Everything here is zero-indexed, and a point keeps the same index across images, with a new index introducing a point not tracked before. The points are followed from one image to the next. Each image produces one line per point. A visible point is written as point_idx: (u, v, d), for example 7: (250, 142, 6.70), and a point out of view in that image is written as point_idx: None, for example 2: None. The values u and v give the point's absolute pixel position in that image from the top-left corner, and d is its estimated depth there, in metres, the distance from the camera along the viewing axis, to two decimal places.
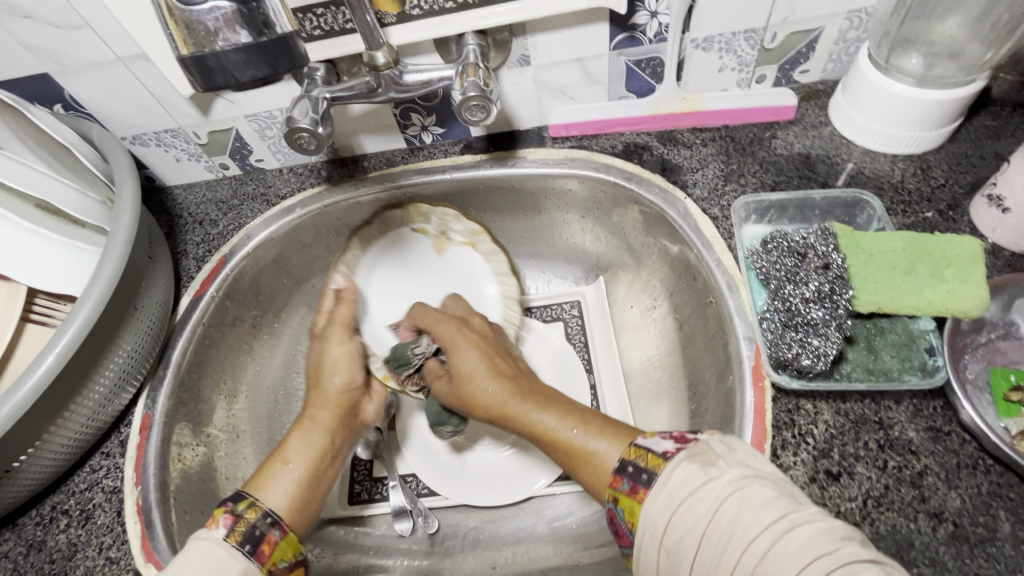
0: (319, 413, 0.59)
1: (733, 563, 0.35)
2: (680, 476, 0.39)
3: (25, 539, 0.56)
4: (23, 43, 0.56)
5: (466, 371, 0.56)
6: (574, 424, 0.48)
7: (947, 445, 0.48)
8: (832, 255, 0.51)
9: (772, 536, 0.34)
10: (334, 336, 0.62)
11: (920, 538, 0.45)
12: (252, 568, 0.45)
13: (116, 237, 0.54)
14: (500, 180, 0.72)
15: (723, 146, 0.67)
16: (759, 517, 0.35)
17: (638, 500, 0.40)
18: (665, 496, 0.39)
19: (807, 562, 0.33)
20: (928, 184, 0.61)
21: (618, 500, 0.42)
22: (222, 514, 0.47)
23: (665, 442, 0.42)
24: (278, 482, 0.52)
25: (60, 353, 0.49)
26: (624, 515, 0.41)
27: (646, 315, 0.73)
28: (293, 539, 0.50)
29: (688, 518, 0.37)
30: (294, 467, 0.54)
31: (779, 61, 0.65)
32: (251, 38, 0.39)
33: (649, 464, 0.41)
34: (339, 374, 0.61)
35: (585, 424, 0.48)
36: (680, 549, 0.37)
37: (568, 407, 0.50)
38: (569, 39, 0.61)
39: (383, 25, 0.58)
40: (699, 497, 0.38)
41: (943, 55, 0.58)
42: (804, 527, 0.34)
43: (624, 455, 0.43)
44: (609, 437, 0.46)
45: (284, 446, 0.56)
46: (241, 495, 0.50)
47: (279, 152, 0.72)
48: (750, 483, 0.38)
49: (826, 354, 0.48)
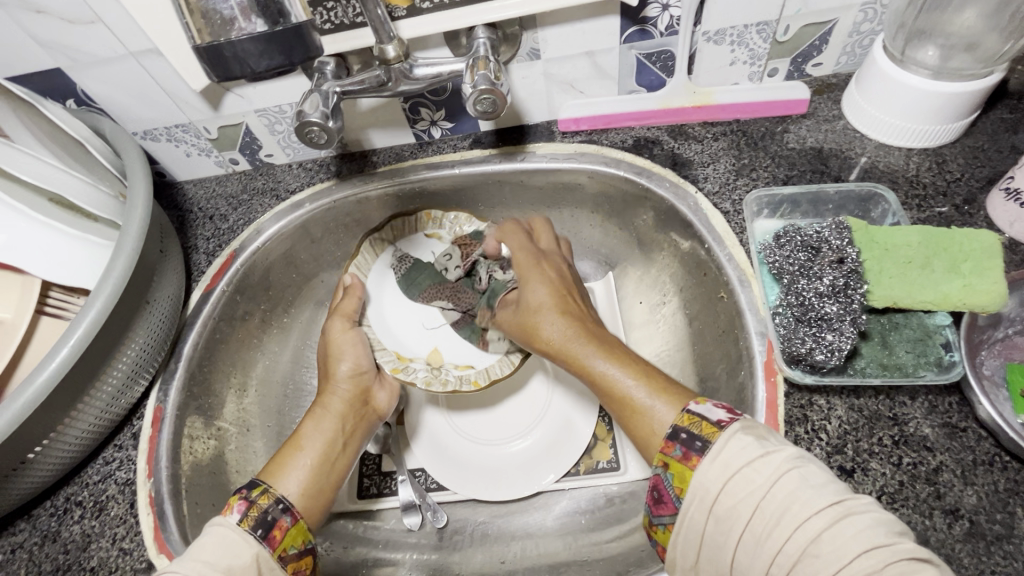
0: (331, 400, 0.60)
1: (782, 541, 0.35)
2: (735, 446, 0.39)
3: (39, 530, 0.57)
4: (36, 38, 0.56)
5: (533, 302, 0.57)
6: (633, 381, 0.47)
7: (962, 442, 0.47)
8: (847, 249, 0.50)
9: (828, 518, 0.34)
10: (335, 325, 0.66)
11: (936, 535, 0.44)
12: (264, 553, 0.46)
13: (129, 230, 0.54)
14: (509, 175, 0.71)
15: (735, 140, 0.67)
16: (814, 498, 0.35)
17: (690, 466, 0.40)
18: (719, 465, 0.39)
19: (864, 548, 0.33)
20: (943, 178, 0.60)
21: (668, 466, 0.42)
22: (237, 500, 0.48)
23: (718, 411, 0.42)
24: (291, 468, 0.54)
25: (73, 345, 0.49)
26: (673, 481, 0.41)
27: (655, 311, 0.73)
28: (304, 526, 0.51)
29: (742, 489, 0.37)
30: (307, 454, 0.55)
31: (791, 54, 0.64)
32: (266, 27, 0.38)
33: (704, 432, 0.41)
34: (346, 360, 0.64)
35: (641, 380, 0.47)
36: (731, 518, 0.37)
37: (632, 364, 0.49)
38: (579, 33, 0.60)
39: (393, 19, 0.58)
40: (752, 470, 0.38)
41: (960, 47, 0.57)
42: (862, 516, 0.34)
43: (678, 422, 0.43)
44: (666, 399, 0.45)
45: (298, 436, 0.57)
46: (255, 483, 0.51)
47: (288, 147, 0.73)
48: (806, 463, 0.38)
49: (841, 349, 0.48)
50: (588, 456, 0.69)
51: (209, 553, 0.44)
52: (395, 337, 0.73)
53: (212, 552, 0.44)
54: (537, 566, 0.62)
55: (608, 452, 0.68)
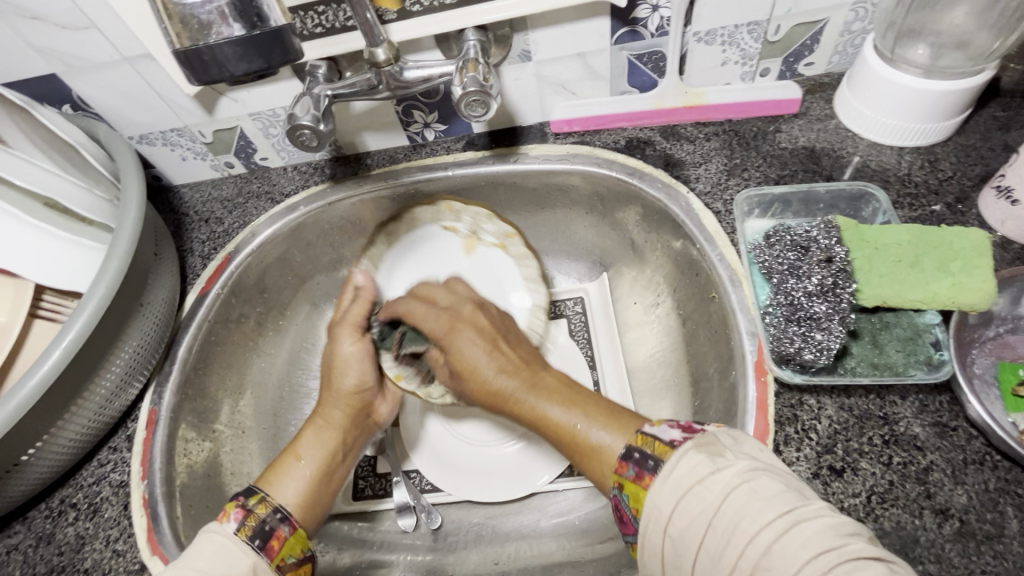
0: (331, 411, 0.61)
1: (737, 554, 0.34)
2: (688, 464, 0.39)
3: (34, 532, 0.57)
4: (31, 44, 0.57)
5: (469, 363, 0.53)
6: (582, 417, 0.46)
7: (953, 441, 0.47)
8: (836, 248, 0.50)
9: (778, 529, 0.34)
10: (343, 336, 0.63)
11: (926, 534, 0.44)
12: (261, 563, 0.46)
13: (122, 233, 0.55)
14: (502, 176, 0.72)
15: (727, 140, 0.67)
16: (764, 509, 0.35)
17: (644, 486, 0.40)
18: (672, 484, 0.38)
19: (811, 555, 0.33)
20: (935, 177, 0.60)
21: (623, 486, 0.42)
22: (233, 508, 0.49)
23: (672, 430, 0.42)
24: (290, 477, 0.55)
25: (66, 347, 0.50)
26: (629, 501, 0.41)
27: (650, 312, 0.73)
28: (304, 535, 0.52)
29: (694, 507, 0.37)
30: (306, 464, 0.57)
31: (783, 54, 0.64)
32: (244, 31, 0.39)
33: (656, 451, 0.41)
34: (351, 374, 0.62)
35: (590, 412, 0.46)
36: (686, 538, 0.37)
37: (581, 397, 0.48)
38: (570, 34, 0.60)
39: (384, 22, 0.58)
40: (706, 487, 0.37)
41: (951, 45, 0.57)
42: (810, 523, 0.34)
43: (630, 443, 0.43)
44: (611, 429, 0.45)
45: (296, 443, 0.58)
46: (252, 491, 0.52)
47: (283, 150, 0.73)
48: (757, 477, 0.37)
49: (830, 348, 0.48)
50: None
51: (205, 562, 0.44)
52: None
53: (207, 561, 0.44)
54: (530, 567, 0.62)
55: None
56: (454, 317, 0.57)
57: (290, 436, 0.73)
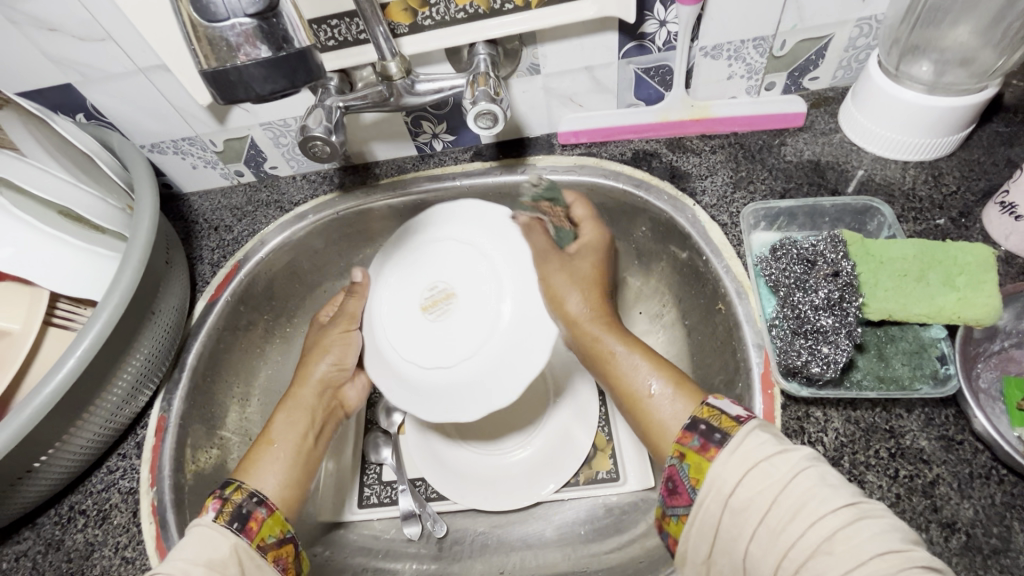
0: (302, 394, 0.63)
1: (799, 534, 0.35)
2: (754, 441, 0.40)
3: (43, 538, 0.57)
4: (48, 55, 0.58)
5: (566, 297, 0.60)
6: (650, 376, 0.52)
7: (959, 454, 0.47)
8: (842, 263, 0.50)
9: (844, 519, 0.35)
10: (336, 328, 0.68)
11: (933, 548, 0.44)
12: (242, 545, 0.47)
13: (135, 243, 0.55)
14: (510, 186, 0.72)
15: (733, 153, 0.67)
16: (830, 497, 0.36)
17: (707, 458, 0.42)
18: (739, 457, 0.40)
19: (880, 553, 0.33)
20: (939, 192, 0.60)
21: (684, 456, 0.43)
22: (211, 500, 0.49)
23: (737, 407, 0.44)
24: (266, 462, 0.56)
25: (80, 356, 0.50)
26: (689, 472, 0.42)
27: (654, 322, 0.73)
28: (282, 517, 0.52)
29: (757, 484, 0.38)
30: (279, 446, 0.58)
31: (788, 68, 0.65)
32: (270, 53, 0.39)
33: (723, 425, 0.43)
34: (330, 358, 0.66)
35: (663, 378, 0.51)
36: (744, 515, 0.38)
37: (656, 362, 0.53)
38: (578, 48, 0.61)
39: (396, 36, 0.59)
40: (770, 465, 0.38)
41: (954, 61, 0.58)
42: (874, 521, 0.35)
43: (697, 414, 0.45)
44: (681, 398, 0.49)
45: (268, 429, 0.60)
46: (228, 482, 0.53)
47: (293, 159, 0.74)
48: (822, 465, 0.39)
49: (836, 361, 0.48)
50: (588, 466, 0.69)
51: (188, 551, 0.45)
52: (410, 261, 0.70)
53: (191, 550, 0.44)
54: None
55: (608, 462, 0.69)
56: (568, 272, 0.62)
57: None
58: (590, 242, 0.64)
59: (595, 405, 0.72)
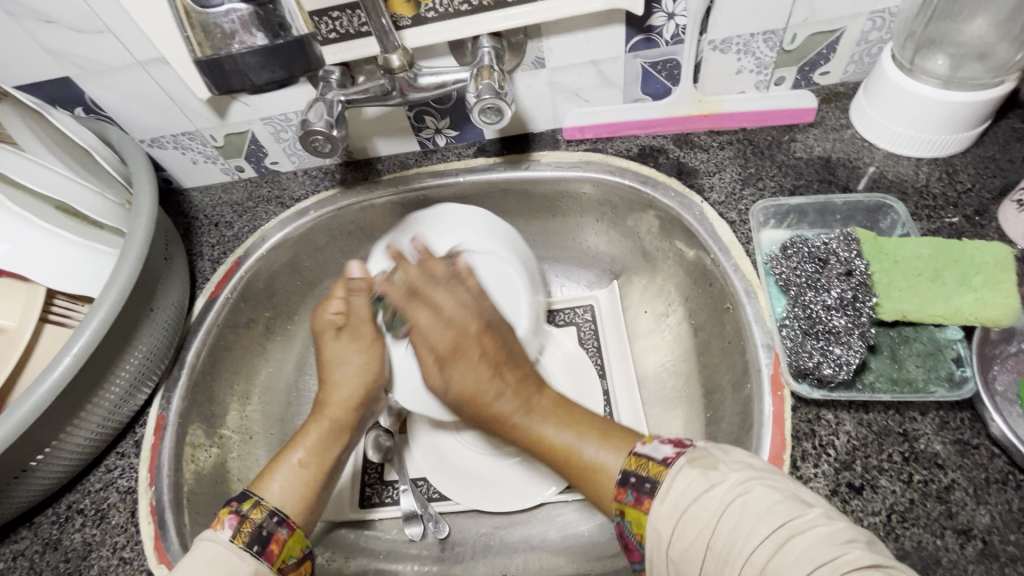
0: (342, 413, 0.59)
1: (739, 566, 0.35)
2: (682, 483, 0.40)
3: (41, 538, 0.57)
4: (46, 48, 0.57)
5: (472, 388, 0.53)
6: (574, 433, 0.48)
7: (975, 459, 0.46)
8: (855, 262, 0.49)
9: (772, 545, 0.35)
10: (361, 330, 0.62)
11: (948, 555, 0.43)
12: (262, 567, 0.47)
13: (133, 239, 0.54)
14: (514, 183, 0.71)
15: (741, 149, 0.66)
16: (757, 527, 0.36)
17: (644, 511, 0.41)
18: (670, 505, 0.39)
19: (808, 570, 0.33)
20: (954, 189, 0.59)
21: (624, 513, 0.42)
22: (227, 515, 0.49)
23: (664, 448, 0.43)
24: (291, 482, 0.54)
25: (77, 353, 0.49)
26: (632, 528, 0.41)
27: (660, 321, 0.72)
28: (300, 534, 0.52)
29: (690, 528, 0.38)
30: (310, 471, 0.55)
31: (799, 62, 0.63)
32: (266, 40, 0.39)
33: (651, 472, 0.42)
34: (361, 374, 0.61)
35: (584, 432, 0.48)
36: (686, 562, 0.38)
37: (572, 416, 0.50)
38: (584, 41, 0.60)
39: (398, 28, 0.58)
40: (698, 506, 0.38)
41: (971, 55, 0.56)
42: (802, 537, 0.35)
43: (625, 466, 0.44)
44: (608, 444, 0.46)
45: (298, 444, 0.57)
46: (245, 495, 0.52)
47: (294, 155, 0.73)
48: (753, 486, 0.38)
49: (848, 363, 0.47)
50: None
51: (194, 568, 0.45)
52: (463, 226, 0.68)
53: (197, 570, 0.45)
54: None
55: None
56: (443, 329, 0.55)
57: None
58: (453, 303, 0.56)
59: (599, 404, 0.70)
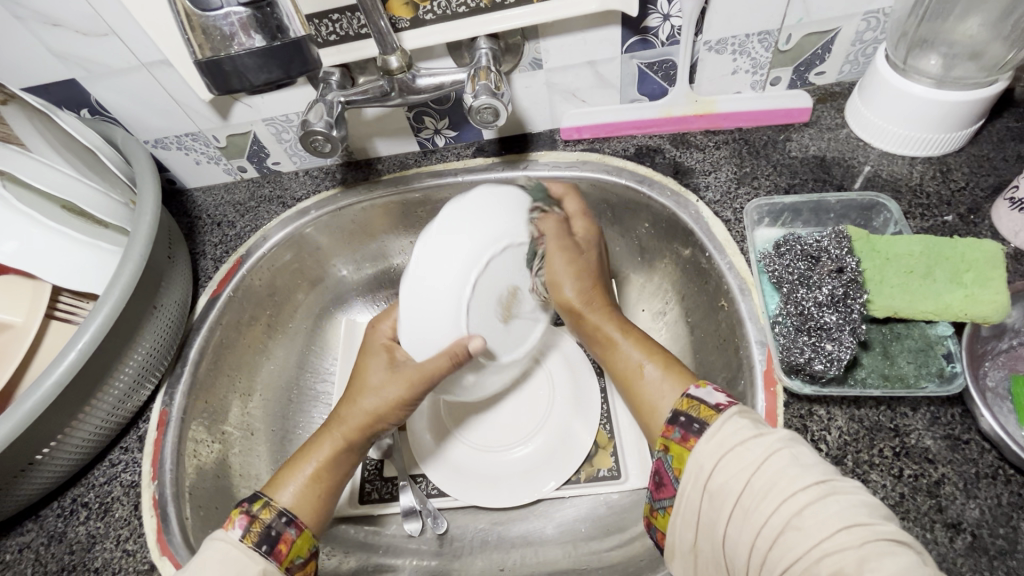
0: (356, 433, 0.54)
1: (770, 511, 0.36)
2: (731, 427, 0.40)
3: (46, 530, 0.58)
4: (54, 51, 0.58)
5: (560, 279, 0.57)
6: (651, 364, 0.51)
7: (965, 454, 0.47)
8: (846, 259, 0.50)
9: (811, 495, 0.35)
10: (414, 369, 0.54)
11: (937, 548, 0.43)
12: (270, 567, 0.47)
13: (137, 236, 0.55)
14: (512, 182, 0.72)
15: (737, 149, 0.67)
16: (801, 475, 0.36)
17: (688, 448, 0.42)
18: (716, 444, 0.40)
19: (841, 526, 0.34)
20: (947, 188, 0.59)
21: (668, 448, 0.44)
22: (238, 515, 0.49)
23: (718, 394, 0.44)
24: (303, 493, 0.51)
25: (82, 348, 0.50)
26: (673, 463, 0.43)
27: (657, 319, 0.73)
28: (309, 535, 0.51)
29: (733, 465, 0.39)
30: (321, 487, 0.52)
31: (794, 63, 0.64)
32: (264, 42, 0.40)
33: (701, 414, 0.43)
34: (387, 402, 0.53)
35: (661, 367, 0.51)
36: (721, 494, 0.39)
37: (654, 351, 0.53)
38: (581, 42, 0.61)
39: (396, 30, 0.58)
40: (743, 449, 0.39)
41: (963, 55, 0.57)
42: (845, 496, 0.35)
43: (678, 405, 0.45)
44: (672, 378, 0.50)
45: (309, 455, 0.53)
46: (257, 496, 0.51)
47: (296, 155, 0.74)
48: (797, 444, 0.39)
49: (840, 358, 0.47)
50: (590, 464, 0.69)
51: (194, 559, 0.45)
52: (466, 217, 0.51)
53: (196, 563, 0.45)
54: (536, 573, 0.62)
55: (609, 460, 0.68)
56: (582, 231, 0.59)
57: (299, 439, 0.74)
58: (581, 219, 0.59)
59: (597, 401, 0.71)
